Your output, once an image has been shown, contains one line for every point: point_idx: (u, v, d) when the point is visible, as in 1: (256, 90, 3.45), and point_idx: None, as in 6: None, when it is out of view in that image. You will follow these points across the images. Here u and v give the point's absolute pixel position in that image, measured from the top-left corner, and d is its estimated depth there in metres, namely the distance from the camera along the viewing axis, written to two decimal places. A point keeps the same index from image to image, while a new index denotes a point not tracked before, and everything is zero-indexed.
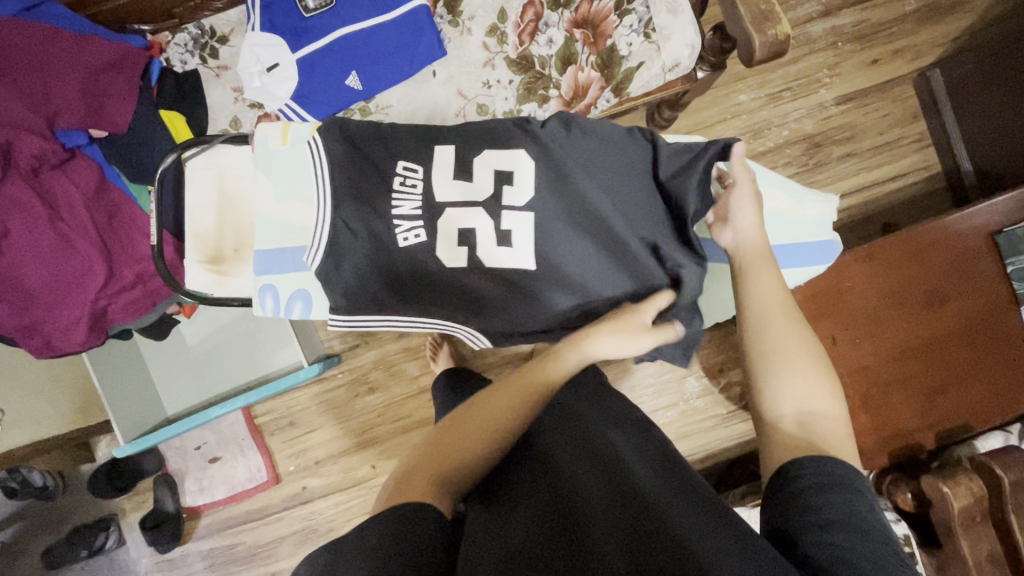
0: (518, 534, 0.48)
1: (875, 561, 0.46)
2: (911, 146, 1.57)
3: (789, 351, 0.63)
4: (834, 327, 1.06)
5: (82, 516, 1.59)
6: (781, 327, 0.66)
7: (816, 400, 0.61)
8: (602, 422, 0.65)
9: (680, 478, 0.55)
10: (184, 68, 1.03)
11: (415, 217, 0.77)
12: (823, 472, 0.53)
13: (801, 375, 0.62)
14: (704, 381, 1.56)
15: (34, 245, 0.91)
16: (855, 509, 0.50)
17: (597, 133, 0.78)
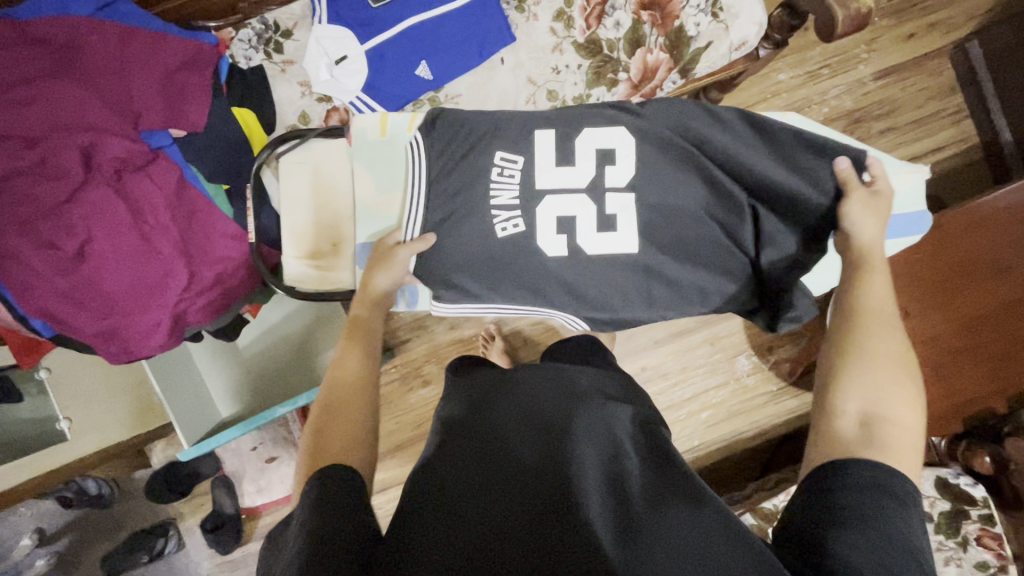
0: (499, 508, 0.56)
1: (884, 565, 0.48)
2: (948, 118, 1.58)
3: (882, 353, 0.62)
4: (904, 300, 1.07)
5: (140, 521, 1.59)
6: (869, 330, 0.64)
7: (893, 406, 0.59)
8: (593, 404, 0.72)
9: (677, 465, 0.64)
10: (249, 64, 1.01)
11: (512, 207, 0.78)
12: (867, 476, 0.54)
13: (877, 377, 0.61)
14: (754, 359, 1.58)
15: (118, 248, 0.90)
16: (883, 515, 0.51)
17: (693, 111, 0.80)
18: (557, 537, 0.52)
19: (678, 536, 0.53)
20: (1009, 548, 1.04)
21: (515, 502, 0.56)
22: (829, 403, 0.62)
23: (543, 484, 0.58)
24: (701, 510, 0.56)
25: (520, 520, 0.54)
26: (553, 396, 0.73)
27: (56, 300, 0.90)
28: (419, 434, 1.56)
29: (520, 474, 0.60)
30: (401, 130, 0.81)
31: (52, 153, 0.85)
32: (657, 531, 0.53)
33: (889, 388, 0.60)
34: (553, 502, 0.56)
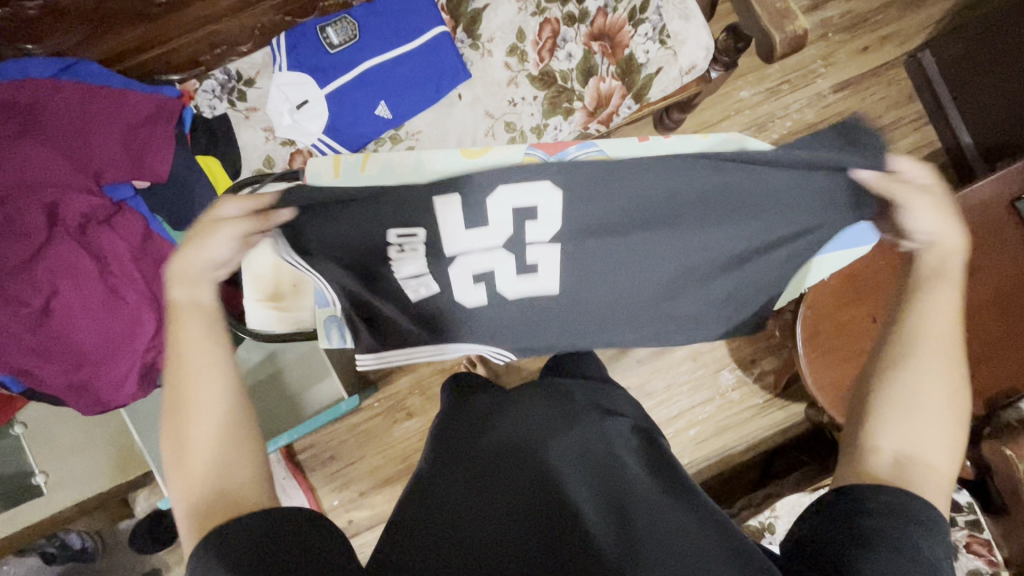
0: (505, 519, 0.59)
1: None
2: (909, 126, 1.62)
3: (923, 391, 0.58)
4: (873, 307, 1.08)
5: (124, 574, 1.56)
6: (926, 358, 0.59)
7: (929, 448, 0.57)
8: (592, 417, 0.75)
9: (677, 483, 0.64)
10: (213, 113, 1.04)
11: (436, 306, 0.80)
12: (887, 500, 0.53)
13: (925, 418, 0.57)
14: (738, 372, 1.57)
15: (85, 301, 0.91)
16: (904, 535, 0.50)
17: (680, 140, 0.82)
18: (558, 555, 0.54)
19: (677, 533, 0.56)
20: (999, 554, 1.02)
21: (517, 522, 0.58)
22: (862, 439, 0.59)
23: (542, 504, 0.60)
24: (698, 528, 0.56)
25: (522, 539, 0.56)
26: (552, 419, 0.75)
27: (25, 355, 0.91)
28: (406, 467, 1.55)
29: (523, 496, 0.61)
30: (355, 170, 0.82)
31: (17, 211, 0.87)
32: (656, 527, 0.56)
33: (926, 426, 0.57)
34: (555, 520, 0.57)
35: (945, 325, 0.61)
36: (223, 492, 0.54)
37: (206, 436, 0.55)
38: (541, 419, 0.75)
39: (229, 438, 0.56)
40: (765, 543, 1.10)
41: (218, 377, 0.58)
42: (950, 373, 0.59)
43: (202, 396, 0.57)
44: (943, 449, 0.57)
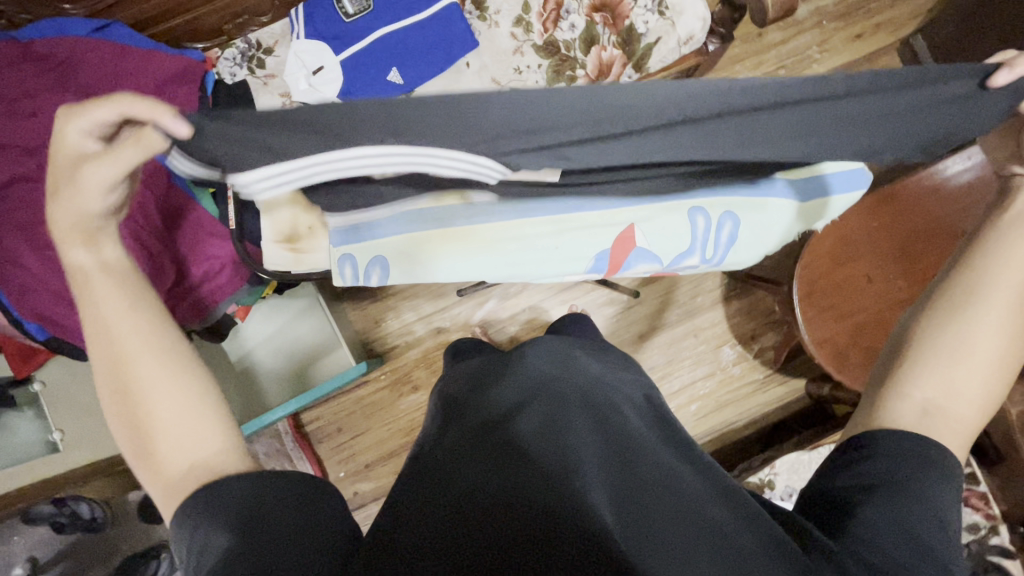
0: (502, 476, 0.54)
1: (912, 540, 0.46)
2: None
3: (977, 345, 0.53)
4: (867, 266, 1.11)
5: (133, 545, 1.58)
6: (976, 310, 0.54)
7: (962, 401, 0.52)
8: (603, 378, 0.70)
9: (682, 446, 0.61)
10: (234, 79, 1.10)
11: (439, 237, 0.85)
12: (901, 446, 0.51)
13: (970, 373, 0.52)
14: (738, 348, 1.60)
15: None
16: (916, 486, 0.49)
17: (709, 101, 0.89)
18: (559, 514, 0.49)
19: (687, 502, 0.51)
20: (996, 507, 1.04)
21: (514, 478, 0.54)
22: (895, 384, 0.55)
23: (541, 459, 0.55)
24: (703, 490, 0.53)
25: (519, 496, 0.51)
26: (553, 370, 0.70)
27: (52, 299, 0.95)
28: (411, 439, 1.57)
29: (524, 451, 0.57)
30: None
31: (49, 159, 0.92)
32: (667, 496, 0.52)
33: (962, 375, 0.53)
34: (557, 476, 0.53)
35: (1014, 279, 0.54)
36: (193, 463, 0.52)
37: (157, 417, 0.52)
38: (542, 369, 0.70)
39: (192, 410, 0.53)
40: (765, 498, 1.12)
41: (165, 354, 0.54)
42: (1004, 329, 0.53)
43: (144, 386, 0.53)
44: (978, 399, 0.52)
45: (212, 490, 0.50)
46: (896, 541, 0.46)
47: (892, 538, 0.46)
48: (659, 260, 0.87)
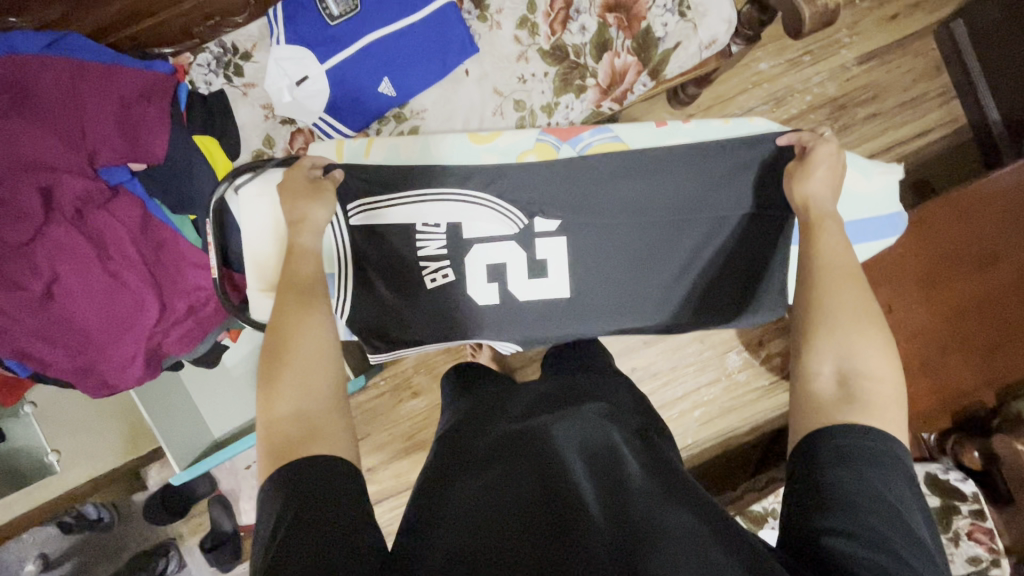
0: (500, 522, 0.53)
1: (886, 546, 0.46)
2: (935, 100, 1.55)
3: (838, 320, 0.60)
4: (890, 295, 1.08)
5: (139, 543, 1.60)
6: (824, 286, 0.62)
7: (867, 358, 0.58)
8: (593, 411, 0.70)
9: (676, 478, 0.60)
10: (210, 89, 1.00)
11: (439, 257, 0.77)
12: (840, 446, 0.53)
13: (851, 331, 0.59)
14: (745, 355, 1.56)
15: (85, 286, 0.90)
16: (867, 482, 0.50)
17: (729, 129, 0.80)
18: (557, 550, 0.49)
19: (683, 531, 0.51)
20: (1000, 542, 1.03)
21: (513, 517, 0.54)
22: (802, 367, 0.60)
23: (541, 507, 0.54)
24: (696, 519, 0.53)
25: (518, 535, 0.51)
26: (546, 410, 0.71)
27: (28, 339, 0.90)
28: (412, 444, 1.56)
29: (520, 494, 0.57)
30: (359, 155, 0.79)
31: (10, 193, 0.84)
32: (664, 528, 0.51)
33: (849, 335, 0.59)
34: (554, 514, 0.53)
35: (834, 249, 0.64)
36: (305, 405, 0.57)
37: (298, 354, 0.59)
38: (536, 413, 0.71)
39: (315, 357, 0.60)
40: (767, 528, 1.11)
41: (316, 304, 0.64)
42: (853, 290, 0.61)
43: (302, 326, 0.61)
44: (877, 349, 0.58)
45: (306, 465, 0.52)
46: (869, 554, 0.46)
47: (864, 547, 0.46)
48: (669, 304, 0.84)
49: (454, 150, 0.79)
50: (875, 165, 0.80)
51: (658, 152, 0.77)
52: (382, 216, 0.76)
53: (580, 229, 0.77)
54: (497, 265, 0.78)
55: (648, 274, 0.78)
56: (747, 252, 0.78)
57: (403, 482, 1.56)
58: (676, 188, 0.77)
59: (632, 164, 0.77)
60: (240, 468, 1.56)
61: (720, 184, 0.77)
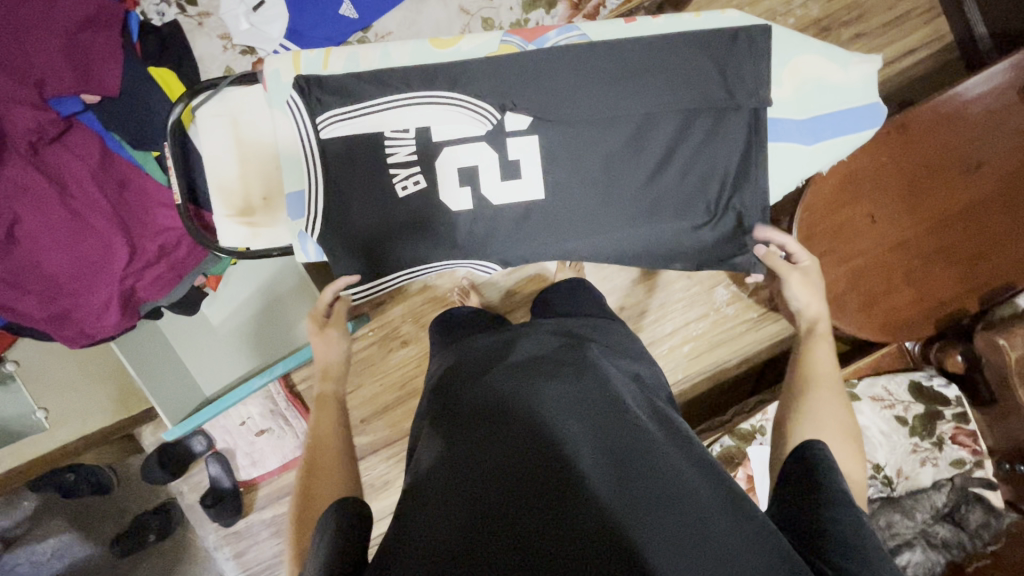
0: (494, 493, 0.51)
1: (865, 532, 0.50)
2: (921, 18, 1.50)
3: (829, 423, 0.64)
4: (871, 207, 1.04)
5: (141, 504, 1.62)
6: (822, 395, 0.67)
7: (848, 464, 0.63)
8: (593, 362, 0.66)
9: (676, 439, 0.58)
10: (162, 20, 0.96)
11: (410, 163, 0.75)
12: (818, 458, 0.59)
13: (837, 439, 0.63)
14: (732, 289, 1.55)
15: (49, 229, 0.87)
16: (844, 489, 0.55)
17: (700, 22, 0.77)
18: (554, 531, 0.47)
19: (691, 505, 0.49)
20: (983, 443, 1.05)
21: (509, 494, 0.50)
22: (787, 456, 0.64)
23: (540, 474, 0.51)
24: (696, 485, 0.52)
25: (514, 499, 0.50)
26: (543, 361, 0.65)
27: None
28: (404, 394, 1.57)
29: (516, 459, 0.53)
30: (318, 69, 0.75)
31: None
32: (669, 500, 0.49)
33: (832, 442, 0.63)
34: (551, 487, 0.50)
35: (825, 362, 0.71)
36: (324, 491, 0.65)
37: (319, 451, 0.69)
38: (532, 361, 0.66)
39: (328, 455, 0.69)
40: (755, 444, 1.12)
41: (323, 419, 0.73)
42: (840, 404, 0.66)
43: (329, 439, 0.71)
44: (854, 463, 0.63)
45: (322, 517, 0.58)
46: (861, 539, 0.50)
47: (859, 538, 0.50)
48: None
49: (416, 57, 0.75)
50: (853, 55, 0.77)
51: (619, 45, 0.74)
52: (356, 121, 0.73)
53: (551, 135, 0.75)
54: (468, 169, 0.76)
55: (623, 176, 0.76)
56: (720, 146, 0.75)
57: (397, 432, 1.57)
58: (643, 84, 0.74)
59: (594, 56, 0.74)
60: (235, 425, 1.54)
61: (686, 78, 0.74)
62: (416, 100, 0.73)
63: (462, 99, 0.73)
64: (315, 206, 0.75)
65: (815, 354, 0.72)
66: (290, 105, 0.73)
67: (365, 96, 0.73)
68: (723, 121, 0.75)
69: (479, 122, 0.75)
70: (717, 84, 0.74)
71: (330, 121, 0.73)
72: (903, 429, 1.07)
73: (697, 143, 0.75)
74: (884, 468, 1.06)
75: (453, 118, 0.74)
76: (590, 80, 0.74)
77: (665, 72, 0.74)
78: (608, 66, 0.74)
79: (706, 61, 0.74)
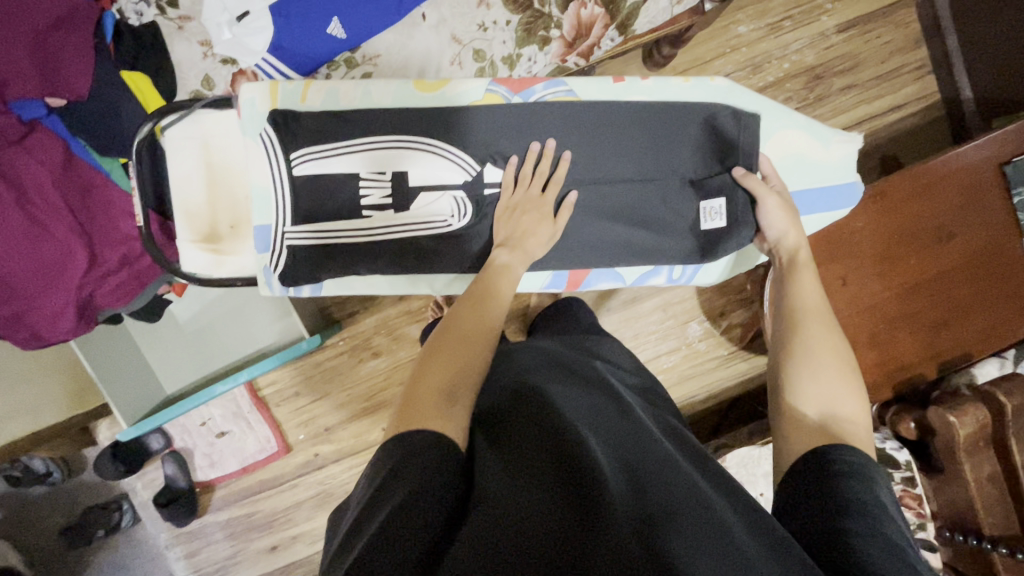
0: (520, 499, 0.47)
1: (895, 550, 0.46)
2: (911, 74, 1.53)
3: (823, 359, 0.60)
4: (844, 269, 1.05)
5: (94, 496, 1.59)
6: (806, 328, 0.63)
7: (845, 406, 0.57)
8: (597, 378, 0.64)
9: (691, 452, 0.56)
10: (142, 21, 0.91)
11: (384, 207, 0.73)
12: (847, 460, 0.52)
13: (828, 375, 0.59)
14: (706, 325, 1.58)
15: (5, 231, 0.84)
16: (875, 498, 0.50)
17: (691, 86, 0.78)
18: (584, 526, 0.44)
19: (720, 513, 0.47)
20: (928, 507, 1.08)
21: (539, 497, 0.47)
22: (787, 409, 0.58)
23: (565, 482, 0.48)
24: (716, 496, 0.49)
25: (542, 503, 0.47)
26: (556, 370, 0.64)
27: None
28: (370, 405, 1.55)
29: (539, 466, 0.50)
30: (294, 100, 0.72)
31: None
32: (699, 505, 0.47)
33: (828, 384, 0.58)
34: (582, 489, 0.47)
35: (811, 291, 0.66)
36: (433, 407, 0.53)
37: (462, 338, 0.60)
38: (543, 368, 0.65)
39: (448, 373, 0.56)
40: None
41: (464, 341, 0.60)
42: (835, 336, 0.62)
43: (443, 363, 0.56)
44: (853, 398, 0.58)
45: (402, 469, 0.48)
46: (884, 556, 0.45)
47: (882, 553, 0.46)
48: (621, 280, 0.81)
49: (395, 101, 0.73)
50: (837, 134, 0.78)
51: (602, 105, 0.74)
52: (329, 155, 0.71)
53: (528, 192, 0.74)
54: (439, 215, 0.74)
55: (595, 235, 0.76)
56: (689, 217, 0.77)
57: (361, 443, 1.56)
58: (625, 147, 0.74)
59: (578, 118, 0.74)
60: (195, 426, 1.53)
61: (666, 145, 0.75)
62: (397, 143, 0.72)
63: (445, 150, 0.72)
64: (282, 244, 0.73)
65: (799, 287, 0.67)
66: (263, 139, 0.71)
67: (342, 137, 0.71)
68: (705, 209, 0.76)
69: (455, 215, 0.74)
70: (695, 157, 0.76)
71: (302, 153, 0.71)
72: None
73: (673, 209, 0.76)
74: None
75: (432, 164, 0.73)
76: (572, 138, 0.74)
77: (645, 138, 0.75)
78: (590, 125, 0.74)
79: (689, 129, 0.75)
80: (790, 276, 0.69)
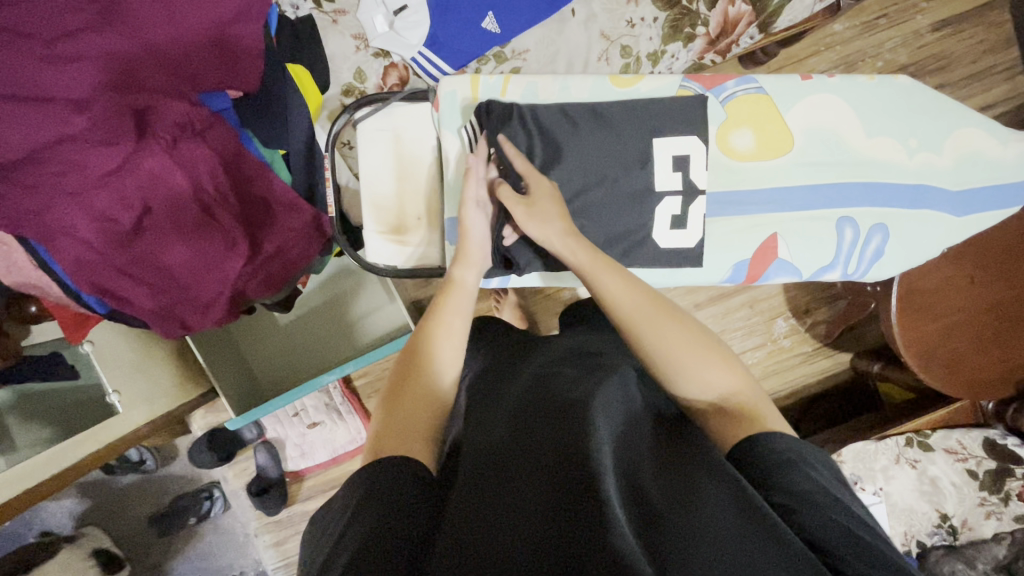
0: (514, 511, 0.46)
1: (849, 532, 0.44)
2: (1002, 75, 1.53)
3: (676, 350, 0.59)
4: (970, 267, 1.07)
5: (183, 484, 1.61)
6: (651, 322, 0.61)
7: (712, 383, 0.58)
8: (602, 374, 0.61)
9: (696, 450, 0.52)
10: (297, 14, 0.93)
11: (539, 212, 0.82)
12: (777, 450, 0.51)
13: (688, 365, 0.58)
14: (791, 321, 1.59)
15: (176, 222, 0.85)
16: (816, 483, 0.48)
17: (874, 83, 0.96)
18: (568, 541, 0.41)
19: (715, 517, 0.43)
20: None
21: (530, 511, 0.45)
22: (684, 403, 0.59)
23: (553, 492, 0.46)
24: (715, 495, 0.45)
25: (535, 514, 0.45)
26: (574, 368, 0.64)
27: (112, 276, 0.82)
28: None
29: (536, 477, 0.48)
30: (494, 93, 0.86)
31: (103, 116, 0.76)
32: (695, 510, 0.44)
33: (712, 368, 0.58)
34: (571, 496, 0.45)
35: (612, 286, 0.65)
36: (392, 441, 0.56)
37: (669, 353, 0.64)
38: (555, 371, 0.64)
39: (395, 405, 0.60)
40: None
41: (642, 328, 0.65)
42: (671, 320, 0.61)
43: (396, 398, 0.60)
44: (716, 373, 0.58)
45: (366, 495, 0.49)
46: (843, 539, 0.43)
47: (838, 534, 0.43)
48: (799, 273, 0.95)
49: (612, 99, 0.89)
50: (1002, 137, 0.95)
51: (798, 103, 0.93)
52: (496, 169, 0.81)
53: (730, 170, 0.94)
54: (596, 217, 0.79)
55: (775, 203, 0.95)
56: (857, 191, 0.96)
57: None
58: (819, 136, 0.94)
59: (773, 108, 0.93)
60: (287, 416, 1.53)
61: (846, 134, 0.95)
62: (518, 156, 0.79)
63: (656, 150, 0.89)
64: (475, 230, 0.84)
65: (603, 287, 0.65)
66: (463, 131, 0.84)
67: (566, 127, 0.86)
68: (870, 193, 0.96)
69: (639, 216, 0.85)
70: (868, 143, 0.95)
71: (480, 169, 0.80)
72: (971, 482, 1.12)
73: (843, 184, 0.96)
74: (948, 517, 1.12)
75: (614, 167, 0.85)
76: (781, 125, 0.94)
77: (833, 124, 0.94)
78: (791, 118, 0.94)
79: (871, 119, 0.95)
80: (592, 282, 0.66)
